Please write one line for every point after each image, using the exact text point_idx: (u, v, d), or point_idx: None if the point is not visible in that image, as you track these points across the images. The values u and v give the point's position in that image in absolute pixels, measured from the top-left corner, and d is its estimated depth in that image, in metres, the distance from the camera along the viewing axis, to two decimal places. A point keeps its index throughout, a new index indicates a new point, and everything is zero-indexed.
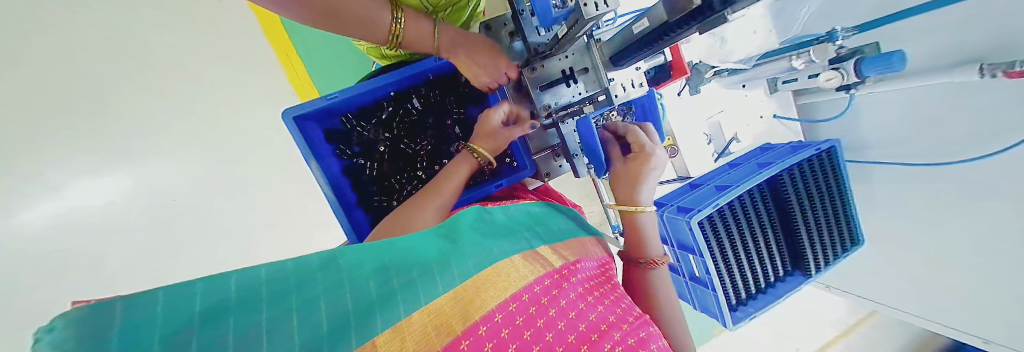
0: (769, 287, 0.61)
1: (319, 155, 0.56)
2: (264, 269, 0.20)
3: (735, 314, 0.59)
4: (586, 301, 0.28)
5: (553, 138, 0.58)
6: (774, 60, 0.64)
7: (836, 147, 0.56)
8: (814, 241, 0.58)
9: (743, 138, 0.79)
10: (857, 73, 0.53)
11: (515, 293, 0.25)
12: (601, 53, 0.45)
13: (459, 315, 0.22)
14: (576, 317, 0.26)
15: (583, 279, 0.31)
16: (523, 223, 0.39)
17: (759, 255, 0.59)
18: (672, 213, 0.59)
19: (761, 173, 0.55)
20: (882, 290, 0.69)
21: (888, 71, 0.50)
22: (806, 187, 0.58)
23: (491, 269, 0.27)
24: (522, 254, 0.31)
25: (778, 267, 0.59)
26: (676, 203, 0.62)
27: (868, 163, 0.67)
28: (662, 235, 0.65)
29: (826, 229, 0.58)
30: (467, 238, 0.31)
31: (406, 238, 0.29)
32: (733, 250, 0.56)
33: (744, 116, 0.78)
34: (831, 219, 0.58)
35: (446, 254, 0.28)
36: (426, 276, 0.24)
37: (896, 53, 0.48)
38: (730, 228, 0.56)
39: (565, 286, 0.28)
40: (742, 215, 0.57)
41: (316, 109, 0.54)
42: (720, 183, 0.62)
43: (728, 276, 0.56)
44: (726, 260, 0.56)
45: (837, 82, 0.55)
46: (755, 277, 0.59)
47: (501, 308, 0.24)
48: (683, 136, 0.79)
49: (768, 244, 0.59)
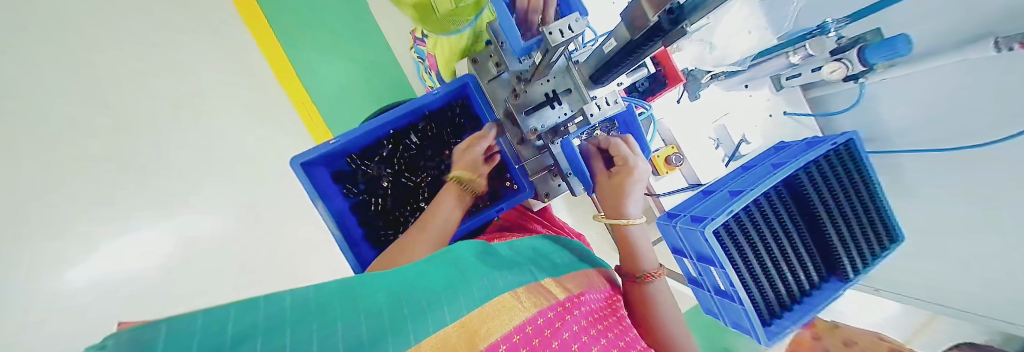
0: (803, 298, 0.49)
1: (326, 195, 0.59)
2: (289, 296, 0.20)
3: (771, 330, 0.46)
4: (589, 334, 0.26)
5: (548, 159, 0.57)
6: (771, 58, 0.64)
7: (855, 139, 0.49)
8: (847, 241, 0.48)
9: (753, 139, 0.75)
10: (862, 62, 0.49)
11: (519, 325, 0.24)
12: (581, 74, 0.46)
13: (470, 343, 0.21)
14: (578, 349, 0.24)
15: (586, 313, 0.29)
16: (527, 257, 0.37)
17: (788, 262, 0.48)
18: (686, 223, 0.50)
19: (774, 175, 0.47)
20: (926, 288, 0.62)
21: (892, 57, 0.46)
22: (829, 184, 0.50)
23: (497, 300, 0.25)
24: (526, 287, 0.29)
25: (810, 273, 0.49)
26: (687, 213, 0.53)
27: (894, 152, 0.63)
28: (679, 248, 0.57)
29: (857, 228, 0.49)
30: (474, 268, 0.30)
31: (414, 268, 0.28)
32: (757, 257, 0.47)
33: (752, 116, 0.75)
34: (860, 216, 0.49)
35: (452, 283, 0.26)
36: (436, 305, 0.23)
37: (899, 37, 0.43)
38: (750, 233, 0.47)
39: (567, 319, 0.27)
40: (763, 219, 0.48)
41: (320, 154, 0.57)
42: (733, 187, 0.55)
43: (753, 286, 0.46)
44: (750, 269, 0.46)
45: (843, 73, 0.52)
46: (786, 285, 0.48)
47: (507, 337, 0.22)
48: (690, 142, 0.76)
49: (797, 249, 0.49)
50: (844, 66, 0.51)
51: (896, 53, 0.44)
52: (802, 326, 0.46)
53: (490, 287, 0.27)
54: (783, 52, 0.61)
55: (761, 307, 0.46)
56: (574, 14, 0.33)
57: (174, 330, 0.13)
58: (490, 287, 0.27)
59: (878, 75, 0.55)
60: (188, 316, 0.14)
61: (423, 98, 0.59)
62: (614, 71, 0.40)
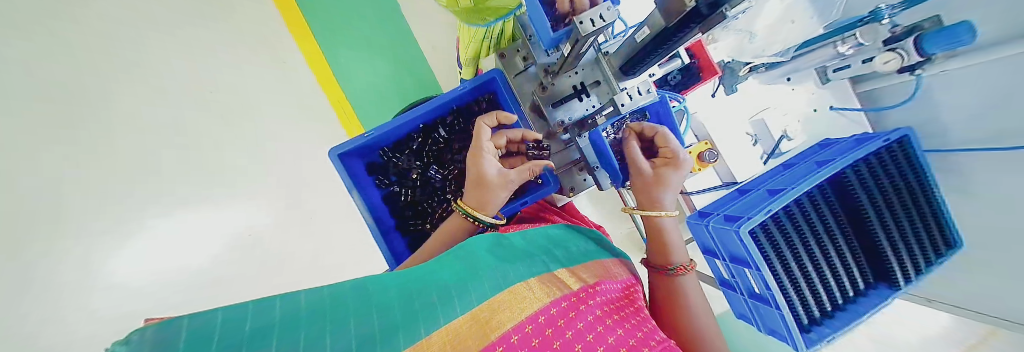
0: (850, 305, 0.44)
1: (361, 184, 0.62)
2: (303, 294, 0.20)
3: (809, 337, 0.42)
4: (605, 322, 0.25)
5: (575, 153, 0.57)
6: (815, 49, 0.58)
7: (910, 136, 0.43)
8: (903, 247, 0.42)
9: (794, 135, 0.70)
10: (919, 51, 0.44)
11: (531, 315, 0.23)
12: (611, 65, 0.47)
13: (479, 331, 0.20)
14: (593, 339, 0.22)
15: (602, 302, 0.27)
16: (540, 248, 0.36)
17: (832, 267, 0.43)
18: (719, 222, 0.47)
19: (821, 172, 0.42)
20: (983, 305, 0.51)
21: (950, 47, 0.41)
22: (879, 185, 0.44)
23: (508, 291, 0.25)
24: (538, 277, 0.29)
25: (857, 278, 0.43)
26: (722, 212, 0.50)
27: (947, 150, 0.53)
28: (713, 249, 0.54)
29: (913, 233, 0.43)
30: (485, 262, 0.29)
31: (426, 267, 0.28)
32: (800, 262, 0.42)
33: (792, 111, 0.70)
34: (915, 220, 0.43)
35: (463, 278, 0.26)
36: (447, 298, 0.22)
37: (960, 25, 0.39)
38: (790, 236, 0.42)
39: (582, 308, 0.25)
40: (804, 221, 0.44)
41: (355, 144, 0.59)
42: (771, 186, 0.50)
43: (793, 291, 0.41)
44: (791, 276, 0.41)
45: (898, 64, 0.46)
46: (827, 291, 0.43)
47: (518, 328, 0.21)
48: (727, 137, 0.72)
49: (840, 250, 0.43)
50: (899, 57, 0.46)
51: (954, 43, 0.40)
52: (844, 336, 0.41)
53: (501, 281, 0.26)
54: (829, 42, 0.55)
55: (800, 314, 0.41)
56: (605, 3, 0.32)
57: (192, 330, 0.14)
58: (502, 280, 0.26)
59: (939, 66, 0.50)
60: (207, 312, 0.15)
61: (448, 94, 0.59)
62: (644, 62, 0.40)
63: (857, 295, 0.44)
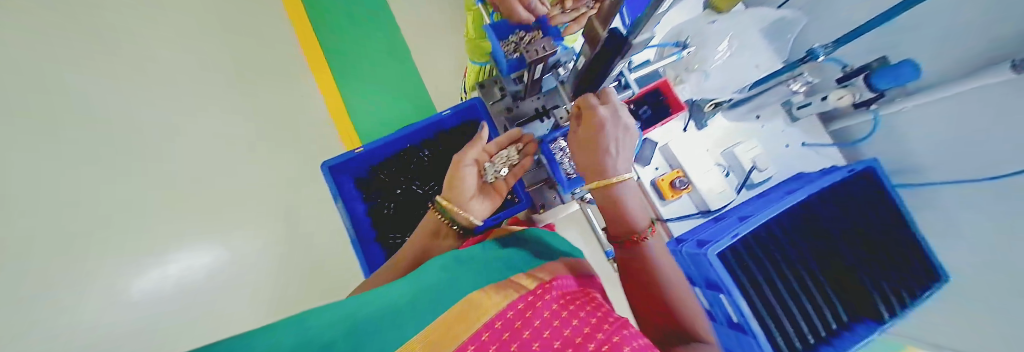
0: (832, 338, 0.57)
1: (362, 242, 0.66)
2: (284, 329, 0.25)
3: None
4: (561, 318, 0.32)
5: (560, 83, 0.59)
6: (773, 86, 0.74)
7: (874, 167, 0.61)
8: (874, 271, 0.59)
9: (762, 66, 0.81)
10: (868, 88, 0.60)
11: (494, 316, 0.30)
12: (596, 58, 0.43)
13: (450, 337, 0.28)
14: (558, 326, 0.30)
15: (557, 296, 0.35)
16: (509, 254, 0.48)
17: (805, 293, 0.59)
18: (692, 248, 0.64)
19: (788, 199, 0.62)
20: (943, 330, 0.61)
21: (897, 84, 0.56)
22: (842, 209, 0.63)
23: (465, 304, 0.32)
24: (495, 284, 0.36)
25: (831, 306, 0.58)
26: (693, 239, 0.67)
27: (911, 149, 0.67)
28: (690, 275, 0.69)
29: (891, 267, 0.59)
30: (447, 289, 0.36)
31: (391, 290, 0.37)
32: (772, 289, 0.59)
33: (746, 51, 0.80)
34: (887, 249, 0.60)
35: (415, 300, 0.34)
36: (404, 322, 0.29)
37: (902, 65, 0.53)
38: (756, 259, 0.61)
39: (540, 305, 0.33)
40: (769, 245, 0.62)
41: (346, 161, 0.68)
42: (740, 214, 0.68)
43: (766, 322, 0.56)
44: (764, 303, 0.58)
45: (849, 98, 0.63)
46: (805, 320, 0.57)
47: (477, 336, 0.28)
48: (699, 83, 0.81)
49: (810, 278, 0.60)
50: (851, 93, 0.63)
51: (902, 77, 0.54)
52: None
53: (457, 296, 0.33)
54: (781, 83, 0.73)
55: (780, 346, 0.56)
56: None
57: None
58: (458, 295, 0.34)
59: None
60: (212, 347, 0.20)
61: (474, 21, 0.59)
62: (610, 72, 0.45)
63: (839, 329, 0.57)
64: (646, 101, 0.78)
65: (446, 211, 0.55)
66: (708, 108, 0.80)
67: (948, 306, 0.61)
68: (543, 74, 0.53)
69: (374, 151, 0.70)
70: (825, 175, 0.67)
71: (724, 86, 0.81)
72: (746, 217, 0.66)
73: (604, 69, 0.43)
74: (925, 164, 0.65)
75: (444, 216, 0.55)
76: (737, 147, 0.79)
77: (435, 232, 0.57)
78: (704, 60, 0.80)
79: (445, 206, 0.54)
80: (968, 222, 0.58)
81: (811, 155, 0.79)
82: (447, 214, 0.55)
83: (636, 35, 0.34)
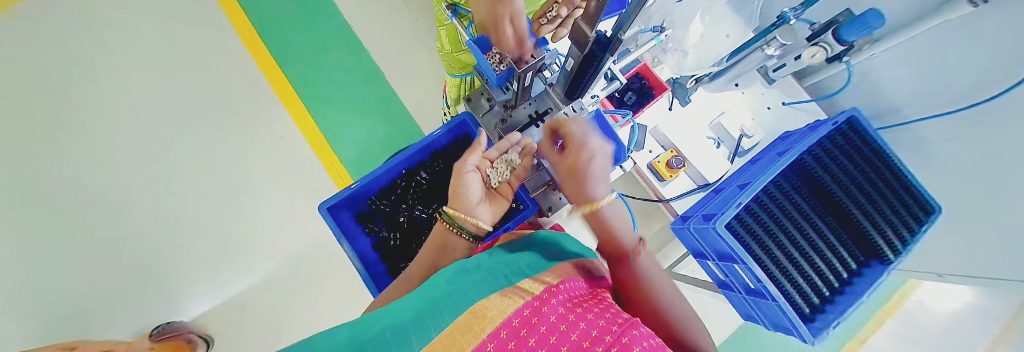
0: (847, 287, 0.57)
1: (375, 276, 0.65)
2: None
3: (814, 326, 0.54)
4: (568, 320, 0.28)
5: (549, 90, 0.60)
6: (747, 56, 0.72)
7: (857, 116, 0.64)
8: (883, 212, 0.58)
9: (733, 35, 0.81)
10: (838, 42, 0.60)
11: (501, 323, 0.27)
12: (582, 60, 0.43)
13: (456, 346, 0.25)
14: (567, 329, 0.27)
15: (563, 301, 0.32)
16: (513, 262, 0.45)
17: (816, 248, 0.58)
18: (699, 223, 0.64)
19: (782, 161, 0.62)
20: (948, 259, 0.62)
21: (866, 32, 0.56)
22: (835, 160, 0.63)
23: (466, 316, 0.28)
24: (500, 293, 0.34)
25: (842, 255, 0.58)
26: (699, 213, 0.67)
27: (888, 91, 0.69)
28: (703, 250, 0.69)
29: (897, 206, 0.58)
30: (447, 302, 0.32)
31: (388, 311, 0.33)
32: (783, 250, 0.58)
33: (720, 26, 0.81)
34: (887, 190, 0.59)
35: (415, 316, 0.30)
36: (401, 339, 0.26)
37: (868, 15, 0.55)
38: (764, 223, 0.60)
39: (545, 311, 0.29)
40: (774, 207, 0.61)
41: (344, 199, 0.67)
42: (740, 182, 0.67)
43: (785, 283, 0.56)
44: (779, 265, 0.57)
45: (823, 55, 0.63)
46: (821, 274, 0.57)
47: (482, 346, 0.24)
48: (678, 62, 0.86)
49: (820, 231, 0.59)
50: (823, 49, 0.62)
51: (869, 26, 0.54)
52: (845, 317, 0.53)
53: (456, 309, 0.30)
54: (756, 48, 0.70)
55: (798, 304, 0.55)
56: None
57: None
58: (461, 305, 0.31)
59: None
60: None
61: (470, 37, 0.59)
62: (594, 72, 0.45)
63: (852, 276, 0.57)
64: (630, 87, 0.85)
65: (453, 220, 0.54)
66: (690, 84, 0.82)
67: (947, 236, 0.62)
68: (531, 80, 0.54)
69: (370, 185, 0.69)
70: (810, 132, 0.68)
71: (700, 61, 0.84)
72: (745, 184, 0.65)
73: (593, 67, 0.44)
74: (904, 102, 0.67)
75: (453, 228, 0.54)
76: (724, 118, 0.81)
77: (444, 246, 0.55)
78: (680, 43, 0.82)
79: (454, 214, 0.54)
80: (949, 150, 0.60)
81: (794, 113, 0.81)
82: (455, 222, 0.54)
83: (623, 33, 0.35)
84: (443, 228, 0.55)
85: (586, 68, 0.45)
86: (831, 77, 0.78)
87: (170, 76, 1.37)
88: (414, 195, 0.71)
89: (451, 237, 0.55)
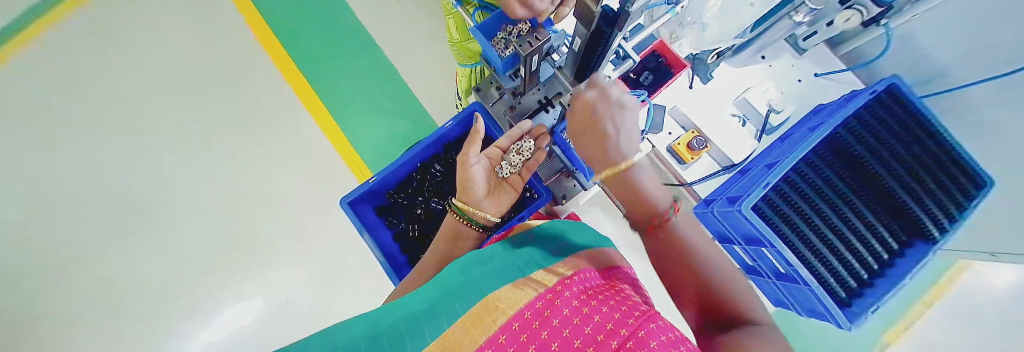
0: (889, 269, 0.53)
1: (395, 267, 0.67)
2: None
3: (851, 311, 0.51)
4: (581, 312, 0.27)
5: (559, 80, 0.58)
6: (772, 26, 0.66)
7: (898, 83, 0.58)
8: (931, 187, 0.52)
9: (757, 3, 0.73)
10: (875, 3, 0.54)
11: (513, 315, 0.27)
12: (589, 39, 0.42)
13: (469, 341, 0.25)
14: (580, 322, 0.26)
15: (577, 292, 0.31)
16: (527, 253, 0.45)
17: (852, 227, 0.54)
18: (723, 207, 0.61)
19: (813, 136, 0.57)
20: (994, 238, 0.56)
21: None
22: (874, 133, 0.58)
23: (479, 309, 0.29)
24: (514, 284, 0.34)
25: (882, 234, 0.53)
26: (723, 196, 0.64)
27: (935, 55, 0.62)
28: (728, 235, 0.66)
29: (949, 180, 0.52)
30: (462, 293, 0.32)
31: (403, 301, 0.34)
32: (816, 231, 0.54)
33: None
34: (938, 163, 0.53)
35: (429, 307, 0.30)
36: (414, 332, 0.26)
37: None
38: (794, 203, 0.57)
39: (559, 302, 0.29)
40: (804, 187, 0.57)
41: (363, 194, 0.69)
42: (767, 162, 0.63)
43: (818, 266, 0.53)
44: (811, 247, 0.54)
45: (858, 18, 0.56)
46: (857, 256, 0.53)
47: (493, 339, 0.25)
48: (703, 35, 0.80)
49: (857, 210, 0.55)
50: (858, 13, 0.55)
51: None
52: (887, 301, 0.50)
53: (469, 301, 0.30)
54: (783, 16, 0.64)
55: (834, 289, 0.52)
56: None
57: None
58: (475, 297, 0.31)
59: None
60: None
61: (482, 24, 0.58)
62: (602, 51, 0.44)
63: (895, 258, 0.53)
64: (646, 66, 0.78)
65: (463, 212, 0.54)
66: (711, 59, 0.77)
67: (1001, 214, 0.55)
68: (539, 65, 0.52)
69: (386, 180, 0.71)
70: (846, 104, 0.63)
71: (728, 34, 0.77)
72: (773, 164, 0.61)
73: (601, 45, 0.42)
74: (950, 65, 0.60)
75: (464, 218, 0.54)
76: (750, 94, 0.76)
77: (456, 234, 0.55)
78: (699, 16, 0.77)
79: (463, 206, 0.54)
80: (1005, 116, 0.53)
81: (830, 86, 0.74)
82: (464, 214, 0.54)
83: (629, 7, 0.33)
84: (454, 219, 0.56)
85: (592, 48, 0.44)
86: (871, 43, 0.72)
87: (197, 81, 1.43)
88: (430, 187, 0.72)
89: (462, 227, 0.55)
